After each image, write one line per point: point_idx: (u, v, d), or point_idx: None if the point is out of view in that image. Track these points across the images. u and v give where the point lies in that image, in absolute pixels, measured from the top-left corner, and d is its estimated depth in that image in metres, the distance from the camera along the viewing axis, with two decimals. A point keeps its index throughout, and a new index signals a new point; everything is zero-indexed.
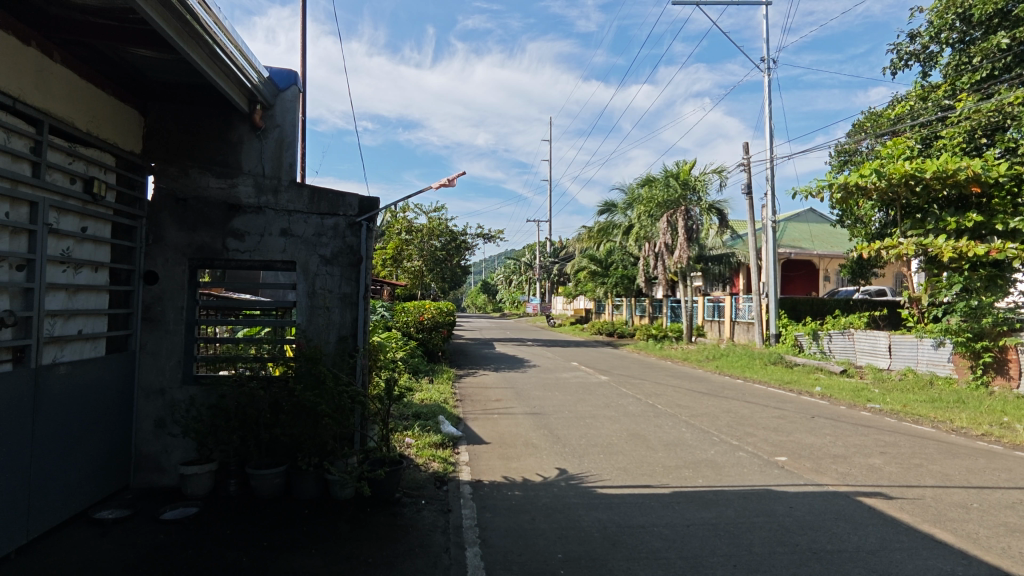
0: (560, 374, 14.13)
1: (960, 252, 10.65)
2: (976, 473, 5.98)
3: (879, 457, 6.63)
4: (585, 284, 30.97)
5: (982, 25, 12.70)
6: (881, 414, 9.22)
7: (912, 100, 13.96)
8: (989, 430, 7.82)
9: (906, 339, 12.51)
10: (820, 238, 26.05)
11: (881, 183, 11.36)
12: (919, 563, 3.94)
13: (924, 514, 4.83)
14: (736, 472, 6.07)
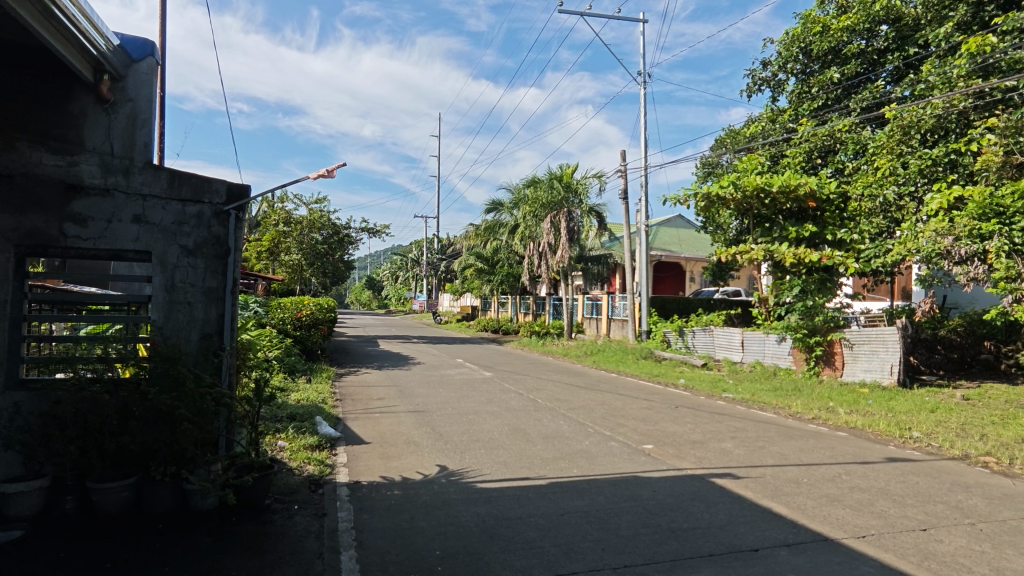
0: (444, 371, 14.10)
1: (799, 258, 12.02)
2: (807, 452, 6.84)
3: (730, 441, 7.35)
4: (471, 281, 31.22)
5: (819, 60, 14.48)
6: (733, 403, 10.25)
7: (763, 122, 15.57)
8: (819, 414, 8.95)
9: (755, 335, 13.97)
10: (687, 243, 28.30)
11: (737, 195, 12.60)
12: (759, 534, 4.43)
13: (764, 490, 5.45)
14: (607, 461, 6.44)
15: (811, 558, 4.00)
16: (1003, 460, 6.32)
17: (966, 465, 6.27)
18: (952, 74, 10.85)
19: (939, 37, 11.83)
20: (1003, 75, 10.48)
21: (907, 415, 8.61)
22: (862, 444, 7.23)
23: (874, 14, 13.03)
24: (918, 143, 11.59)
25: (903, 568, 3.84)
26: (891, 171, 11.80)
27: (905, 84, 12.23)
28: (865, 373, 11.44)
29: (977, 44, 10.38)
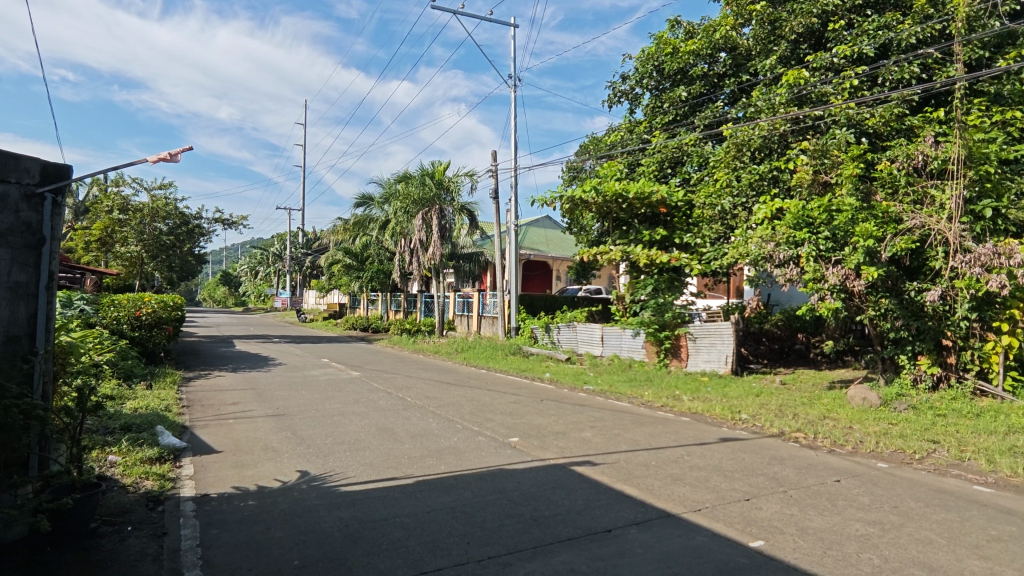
0: (307, 371, 13.40)
1: (651, 259, 13.13)
2: (655, 437, 7.48)
3: (589, 430, 7.82)
4: (339, 278, 30.00)
5: (669, 79, 15.87)
6: (593, 394, 10.90)
7: (622, 131, 16.78)
8: (667, 402, 9.82)
9: (614, 330, 14.96)
10: (554, 243, 29.46)
11: (598, 199, 13.46)
12: (612, 515, 4.77)
13: (618, 474, 5.87)
14: (474, 456, 6.55)
15: (656, 534, 4.39)
16: (809, 435, 7.39)
17: (782, 441, 7.24)
18: (775, 101, 12.37)
19: (766, 67, 13.41)
20: (814, 105, 12.08)
21: (737, 400, 9.74)
22: (702, 428, 8.05)
23: (715, 41, 14.48)
24: (749, 159, 12.92)
25: (731, 535, 4.36)
26: (727, 184, 13.05)
27: (739, 107, 13.73)
28: (705, 363, 12.76)
29: (794, 77, 12.04)
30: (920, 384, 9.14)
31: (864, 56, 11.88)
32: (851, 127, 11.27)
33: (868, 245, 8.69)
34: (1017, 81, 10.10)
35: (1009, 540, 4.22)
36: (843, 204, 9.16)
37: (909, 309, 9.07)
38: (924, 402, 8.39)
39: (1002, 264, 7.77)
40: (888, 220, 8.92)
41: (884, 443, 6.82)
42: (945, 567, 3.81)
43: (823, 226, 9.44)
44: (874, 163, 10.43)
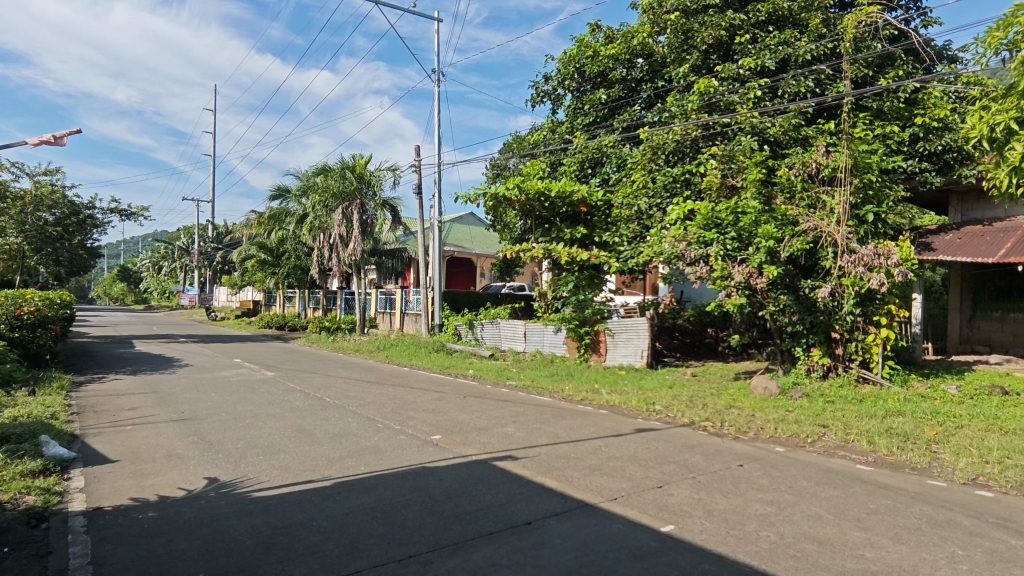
0: (217, 372, 12.66)
1: (572, 256, 13.46)
2: (575, 429, 7.68)
3: (511, 425, 7.92)
4: (253, 273, 28.58)
5: (590, 81, 16.33)
6: (515, 390, 11.04)
7: (545, 131, 17.19)
8: (586, 395, 10.12)
9: (536, 326, 15.20)
10: (478, 240, 29.47)
11: (520, 196, 13.63)
12: (533, 508, 4.85)
13: (539, 467, 5.99)
14: (395, 455, 6.45)
15: (574, 523, 4.52)
16: (716, 423, 7.86)
17: (692, 430, 7.66)
18: (687, 107, 13.03)
19: (679, 75, 14.04)
20: (722, 113, 12.79)
21: (652, 392, 10.20)
22: (619, 419, 8.36)
23: (633, 47, 14.99)
24: (663, 162, 13.50)
25: (644, 520, 4.56)
26: (644, 185, 13.58)
27: (654, 111, 14.30)
28: (622, 358, 13.26)
29: (704, 85, 12.72)
30: (812, 373, 9.88)
31: (766, 69, 12.72)
32: (755, 134, 11.99)
33: (768, 245, 9.39)
34: (894, 99, 11.19)
35: (885, 512, 4.70)
36: (748, 207, 9.83)
37: (803, 304, 9.82)
38: (816, 390, 9.15)
39: (882, 264, 8.82)
40: (786, 222, 9.66)
41: (781, 428, 7.38)
42: (831, 539, 4.18)
43: (729, 227, 10.04)
44: (774, 169, 11.17)
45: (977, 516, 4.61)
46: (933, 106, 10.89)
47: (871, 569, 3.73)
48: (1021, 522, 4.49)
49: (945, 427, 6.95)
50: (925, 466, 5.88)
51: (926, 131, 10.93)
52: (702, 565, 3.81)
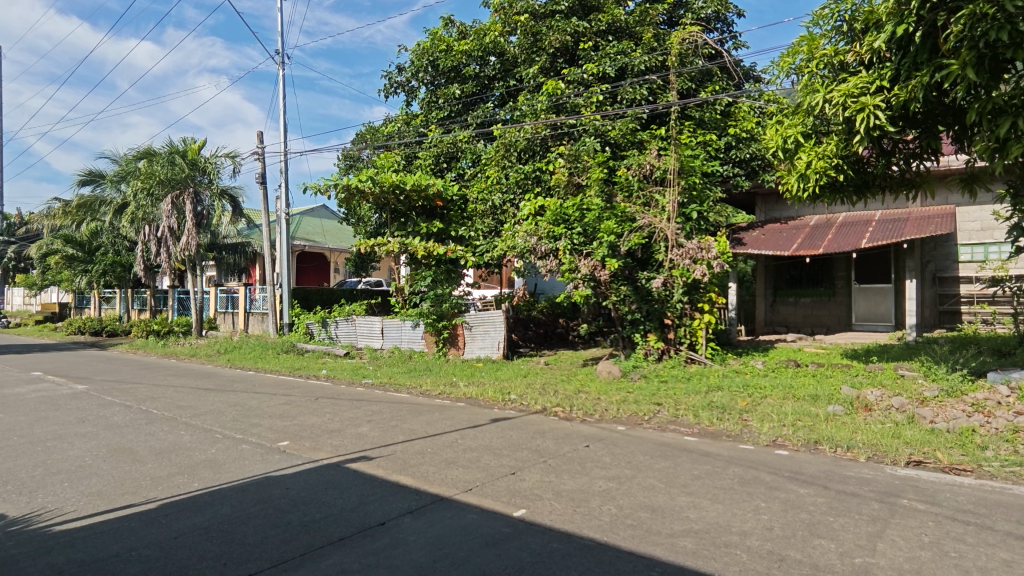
0: (8, 389, 10.69)
1: (428, 251, 13.39)
2: (431, 424, 7.66)
3: (366, 425, 7.68)
4: (58, 271, 24.58)
5: (443, 76, 16.32)
6: (371, 388, 10.75)
7: (399, 123, 16.90)
8: (444, 389, 10.15)
9: (393, 322, 14.88)
10: (331, 234, 28.10)
11: (374, 189, 13.25)
12: (387, 507, 4.75)
13: (394, 466, 5.88)
14: (236, 466, 5.94)
15: (429, 519, 4.50)
16: (566, 408, 8.31)
17: (544, 416, 8.01)
18: (537, 107, 13.66)
19: (529, 75, 14.65)
20: (569, 114, 13.54)
21: (508, 382, 10.52)
22: (475, 411, 8.49)
23: (485, 45, 15.26)
24: (516, 160, 13.93)
25: (497, 508, 4.68)
26: (497, 181, 13.97)
27: (507, 110, 14.72)
28: (480, 350, 13.47)
29: (552, 87, 13.44)
30: (649, 356, 10.84)
31: (607, 76, 13.62)
32: (597, 136, 12.86)
33: (610, 240, 10.17)
34: (712, 111, 12.58)
35: (706, 476, 5.30)
36: (591, 204, 10.49)
37: (640, 294, 10.76)
38: (652, 370, 10.10)
39: (703, 257, 9.90)
40: (625, 219, 10.43)
41: (623, 409, 8.01)
42: (662, 505, 4.63)
43: (576, 223, 10.69)
44: (615, 170, 12.06)
45: (776, 472, 5.39)
46: (742, 118, 12.39)
47: (695, 528, 4.19)
48: (807, 473, 5.34)
49: (753, 397, 8.03)
50: (738, 432, 6.75)
51: (737, 140, 12.49)
52: (551, 544, 4.00)
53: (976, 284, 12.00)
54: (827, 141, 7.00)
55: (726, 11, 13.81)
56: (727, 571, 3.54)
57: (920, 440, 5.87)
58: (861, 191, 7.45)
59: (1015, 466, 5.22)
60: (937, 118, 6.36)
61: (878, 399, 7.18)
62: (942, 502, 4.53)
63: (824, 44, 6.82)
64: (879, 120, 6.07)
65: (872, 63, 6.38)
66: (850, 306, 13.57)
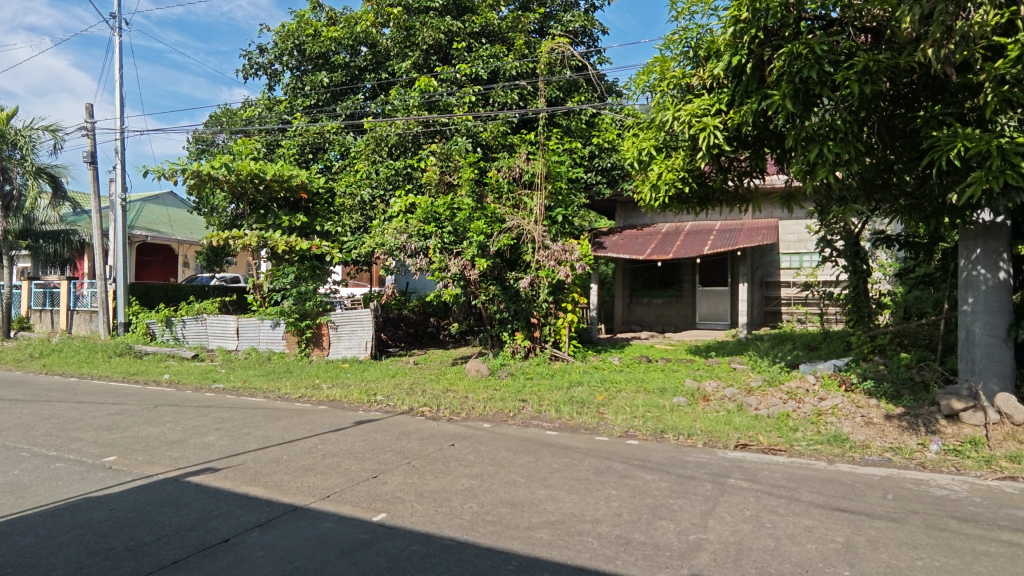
0: None
1: (291, 246, 12.58)
2: (288, 430, 7.21)
3: (213, 434, 7.04)
4: None
5: (310, 61, 15.52)
6: (223, 393, 9.87)
7: (260, 108, 15.78)
8: (305, 392, 9.61)
9: (250, 321, 13.81)
10: (178, 224, 25.39)
11: (229, 177, 12.23)
12: (232, 523, 4.38)
13: (243, 476, 5.43)
14: (45, 489, 5.13)
15: (279, 531, 4.22)
16: (433, 407, 8.26)
17: (410, 416, 7.89)
18: (409, 103, 13.48)
19: (402, 70, 14.36)
20: (441, 112, 13.54)
21: (374, 382, 10.23)
22: (338, 414, 8.13)
23: (356, 34, 14.75)
24: (387, 155, 13.56)
25: (356, 514, 4.51)
26: (367, 175, 13.42)
27: (378, 103, 14.32)
28: (346, 350, 12.95)
29: (425, 84, 13.39)
30: (516, 354, 11.13)
31: (480, 78, 13.79)
32: (469, 137, 12.97)
33: (479, 240, 10.28)
34: (578, 120, 13.23)
35: (564, 469, 5.55)
36: (462, 204, 10.55)
37: (509, 293, 11.03)
38: (518, 368, 10.38)
39: (568, 259, 10.41)
40: (495, 219, 10.63)
41: (489, 406, 8.13)
42: (522, 500, 4.76)
43: (446, 222, 10.68)
44: (485, 171, 12.21)
45: (626, 461, 5.78)
46: (604, 129, 13.09)
47: (551, 519, 4.35)
48: (653, 460, 5.79)
49: (610, 391, 8.56)
50: (595, 425, 7.14)
51: (600, 150, 13.25)
52: (410, 547, 3.94)
53: (792, 288, 13.82)
54: (675, 155, 7.65)
55: (592, 27, 14.54)
56: (579, 558, 3.73)
57: (746, 426, 6.62)
58: (703, 203, 8.22)
59: (818, 444, 6.08)
60: (764, 141, 7.20)
61: (714, 390, 7.98)
62: (761, 480, 5.16)
63: (674, 67, 7.45)
64: (718, 139, 6.75)
65: (713, 88, 7.09)
66: (694, 306, 14.98)
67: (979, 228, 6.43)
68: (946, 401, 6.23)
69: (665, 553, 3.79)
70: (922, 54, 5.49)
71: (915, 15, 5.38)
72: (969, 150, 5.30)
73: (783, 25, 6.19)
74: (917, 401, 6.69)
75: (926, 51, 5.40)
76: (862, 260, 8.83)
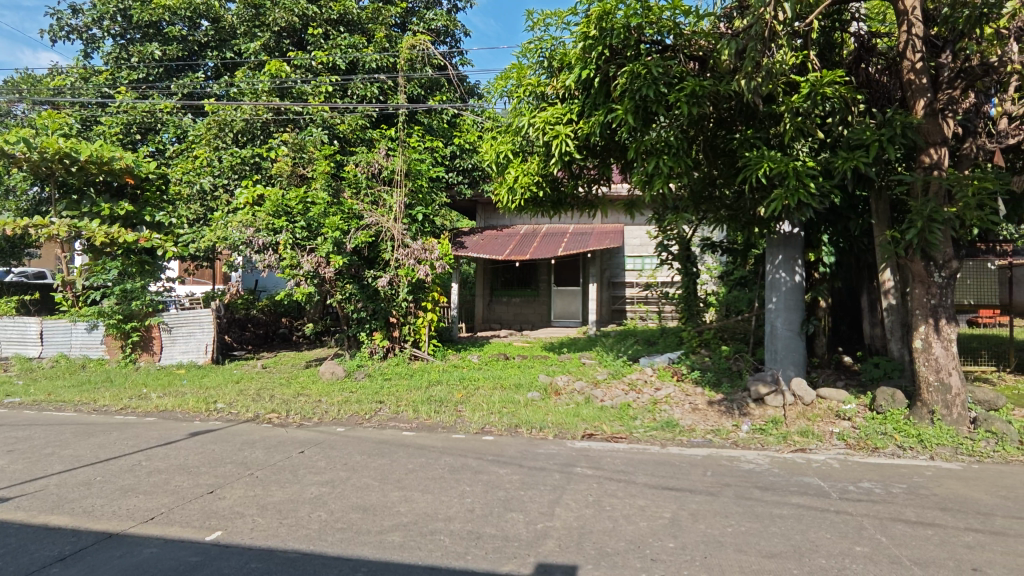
0: None
1: (112, 238, 11.01)
2: (106, 447, 6.34)
3: (4, 457, 5.97)
4: None
5: (139, 30, 13.81)
6: (19, 408, 8.41)
7: (72, 77, 13.69)
8: (129, 403, 8.51)
9: (59, 324, 11.93)
10: None
11: (30, 155, 10.48)
12: (25, 560, 3.75)
13: (41, 505, 4.67)
14: None
15: (88, 564, 3.70)
16: (282, 414, 7.75)
17: (256, 425, 7.34)
18: (258, 87, 12.58)
19: (250, 51, 13.35)
20: (294, 100, 12.78)
21: (214, 389, 9.34)
22: (168, 426, 7.33)
23: (195, 6, 13.40)
24: (231, 141, 12.51)
25: (185, 536, 4.09)
26: (208, 162, 12.26)
27: (221, 84, 13.17)
28: (181, 355, 11.70)
29: (275, 68, 12.56)
30: (374, 355, 10.87)
31: (337, 68, 13.19)
32: (324, 128, 12.39)
33: (335, 236, 9.87)
34: (440, 119, 13.21)
35: (419, 469, 5.51)
36: (317, 198, 10.04)
37: (366, 292, 10.74)
38: (376, 369, 10.14)
39: (427, 257, 10.34)
40: (352, 216, 10.29)
41: (344, 409, 7.84)
42: (374, 504, 4.65)
43: (299, 216, 10.09)
44: (343, 165, 11.76)
45: (481, 457, 5.90)
46: (466, 130, 13.25)
47: (403, 521, 4.31)
48: (506, 454, 5.98)
49: (467, 389, 8.70)
50: (452, 423, 7.20)
51: (462, 150, 13.41)
52: (248, 564, 3.67)
53: (635, 288, 15.05)
54: (530, 160, 7.95)
55: (454, 28, 14.58)
56: (429, 557, 3.74)
57: (593, 416, 7.09)
58: (556, 207, 8.66)
59: (654, 430, 6.70)
60: (610, 152, 7.72)
61: (565, 384, 8.45)
62: (603, 466, 5.56)
63: (531, 75, 7.75)
64: (569, 147, 7.15)
65: (565, 98, 7.47)
66: (549, 305, 15.71)
67: (781, 238, 7.49)
68: (755, 387, 7.18)
69: (513, 544, 3.93)
70: (738, 84, 6.25)
71: (732, 50, 6.15)
72: (773, 170, 6.15)
73: (626, 46, 6.73)
74: (733, 388, 7.63)
75: (741, 82, 6.16)
76: (693, 263, 9.87)
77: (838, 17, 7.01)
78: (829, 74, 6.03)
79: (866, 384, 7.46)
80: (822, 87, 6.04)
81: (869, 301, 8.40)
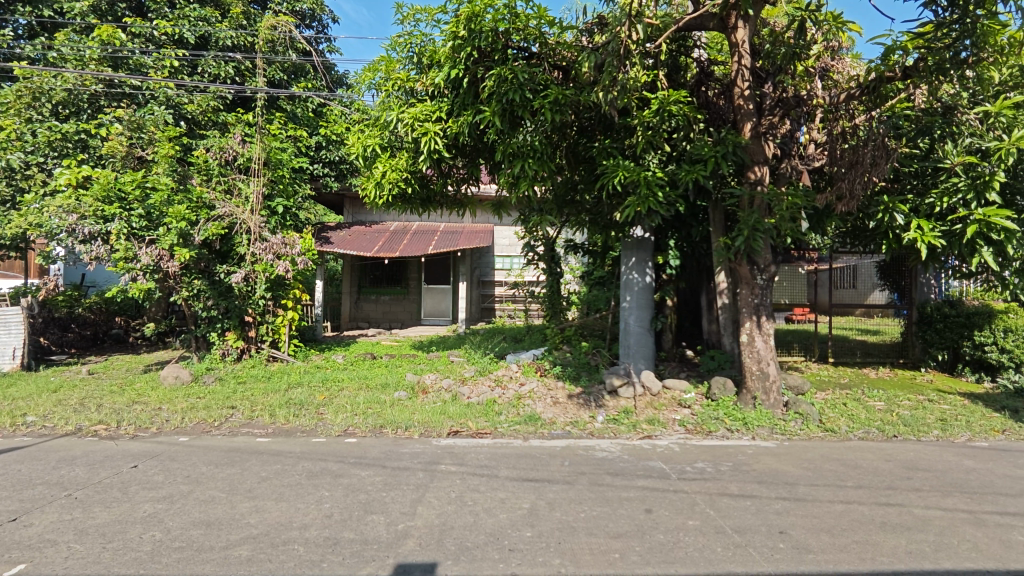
0: None
1: None
2: None
3: None
4: None
5: None
6: None
7: None
8: None
9: None
10: None
11: None
12: None
13: None
14: None
15: None
16: (111, 425, 6.87)
17: (77, 438, 6.43)
18: (85, 55, 11.04)
19: (74, 11, 11.66)
20: (131, 72, 11.41)
21: (23, 400, 8.04)
22: None
23: None
24: (49, 113, 10.91)
25: None
26: (18, 135, 10.54)
27: (36, 46, 11.37)
28: None
29: (108, 35, 11.12)
30: (227, 356, 10.06)
31: (185, 41, 12.00)
32: (168, 106, 11.21)
33: (180, 227, 8.92)
34: (304, 107, 12.53)
35: (273, 477, 5.19)
36: (157, 184, 9.08)
37: (218, 289, 9.88)
38: (228, 372, 9.38)
39: (287, 253, 9.73)
40: (201, 205, 9.41)
41: (188, 417, 7.14)
42: (220, 517, 4.30)
43: (136, 203, 9.07)
44: (190, 149, 10.73)
45: (342, 460, 5.69)
46: (332, 121, 12.72)
47: (252, 533, 4.03)
48: (369, 456, 5.84)
49: (331, 390, 8.36)
50: (312, 427, 6.87)
51: (327, 142, 12.84)
52: None
53: (503, 287, 15.41)
54: (399, 156, 7.84)
55: (321, 12, 13.86)
56: (281, 569, 3.54)
57: (458, 414, 7.15)
58: (425, 204, 8.61)
59: (517, 424, 6.91)
60: (479, 153, 7.82)
61: (432, 382, 8.45)
62: (467, 462, 5.63)
63: (400, 69, 7.65)
64: (438, 145, 7.14)
65: (434, 96, 7.47)
66: (419, 303, 15.57)
67: (633, 241, 8.09)
68: (610, 380, 7.70)
69: (372, 547, 3.85)
70: (597, 95, 6.67)
71: (592, 63, 6.58)
72: (627, 179, 6.62)
73: (494, 50, 6.86)
74: (590, 381, 8.11)
75: (598, 94, 6.58)
76: (557, 263, 10.35)
77: (683, 43, 7.82)
78: (675, 93, 6.60)
79: (704, 374, 8.32)
80: (668, 105, 6.60)
81: (708, 300, 9.33)
